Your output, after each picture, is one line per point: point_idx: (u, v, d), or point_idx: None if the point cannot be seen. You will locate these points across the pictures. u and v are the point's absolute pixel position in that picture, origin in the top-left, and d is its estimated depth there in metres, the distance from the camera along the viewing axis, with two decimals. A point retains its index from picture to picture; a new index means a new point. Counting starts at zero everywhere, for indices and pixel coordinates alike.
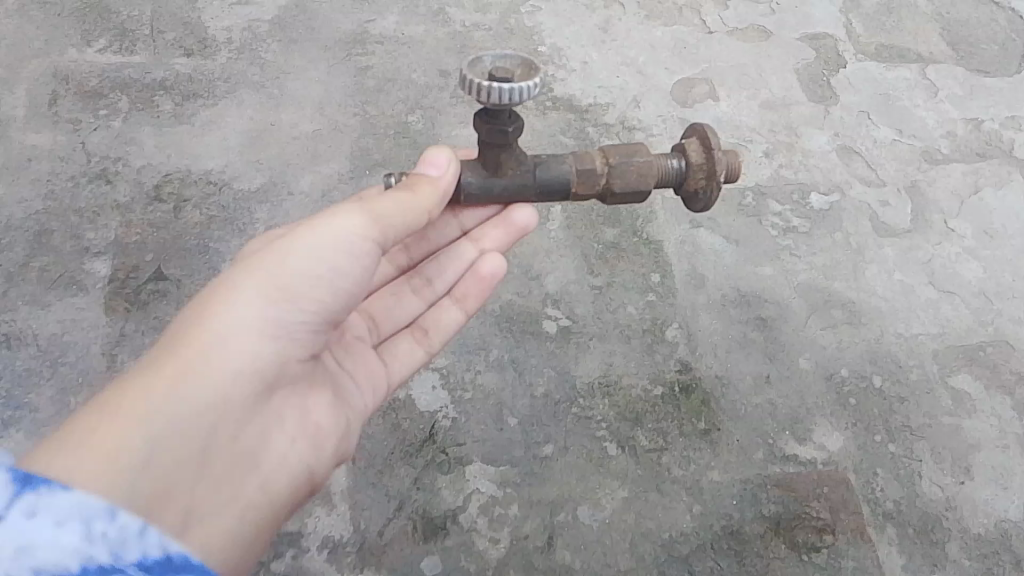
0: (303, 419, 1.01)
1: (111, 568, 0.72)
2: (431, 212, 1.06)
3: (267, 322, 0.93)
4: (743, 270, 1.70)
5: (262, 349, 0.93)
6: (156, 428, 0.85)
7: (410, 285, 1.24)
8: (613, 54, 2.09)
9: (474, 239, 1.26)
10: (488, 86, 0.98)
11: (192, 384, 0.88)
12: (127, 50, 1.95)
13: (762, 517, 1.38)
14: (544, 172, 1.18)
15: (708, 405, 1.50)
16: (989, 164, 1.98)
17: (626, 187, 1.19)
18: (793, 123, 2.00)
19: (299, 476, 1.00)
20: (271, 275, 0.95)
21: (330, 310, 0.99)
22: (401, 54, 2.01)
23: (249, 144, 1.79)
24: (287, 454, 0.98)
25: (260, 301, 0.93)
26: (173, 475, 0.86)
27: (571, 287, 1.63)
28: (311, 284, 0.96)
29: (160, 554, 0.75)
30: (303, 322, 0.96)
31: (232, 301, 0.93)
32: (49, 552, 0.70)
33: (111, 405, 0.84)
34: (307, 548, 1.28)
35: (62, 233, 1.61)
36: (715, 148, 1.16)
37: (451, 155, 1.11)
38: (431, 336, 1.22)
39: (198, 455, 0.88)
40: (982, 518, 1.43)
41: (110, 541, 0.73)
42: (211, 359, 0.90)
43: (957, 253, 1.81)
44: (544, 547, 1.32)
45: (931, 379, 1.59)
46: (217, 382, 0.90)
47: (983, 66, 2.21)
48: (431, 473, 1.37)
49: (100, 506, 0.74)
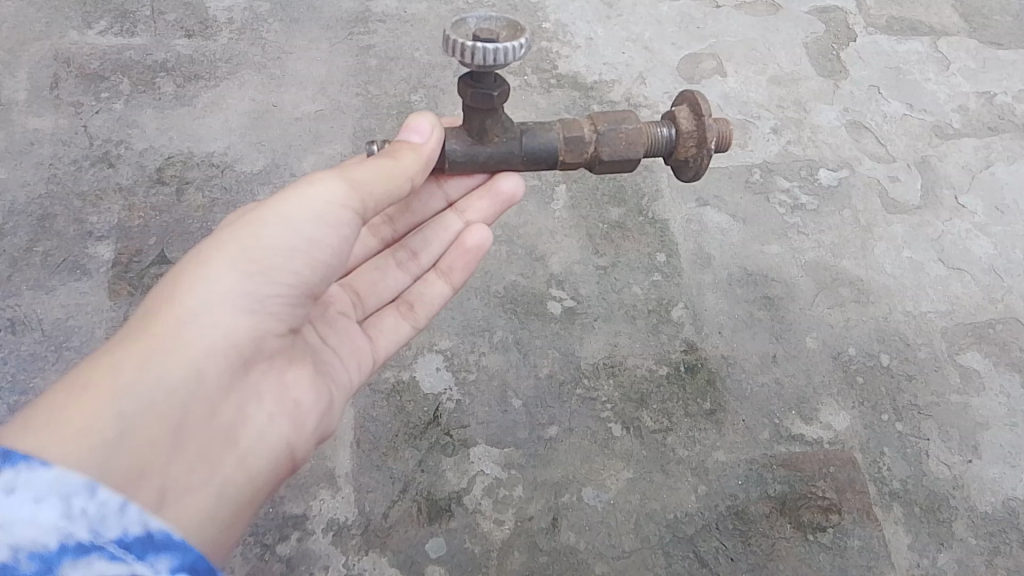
0: (283, 395, 0.98)
1: (90, 545, 0.70)
2: (413, 179, 1.03)
3: (242, 293, 0.92)
4: (749, 249, 1.69)
5: (236, 322, 0.91)
6: (128, 402, 0.83)
7: (395, 259, 1.24)
8: (619, 29, 2.06)
9: (459, 211, 1.26)
10: (472, 47, 0.96)
11: (166, 358, 0.86)
12: (128, 31, 1.93)
13: (767, 497, 1.38)
14: (531, 139, 1.14)
15: (713, 385, 1.50)
16: (1000, 139, 1.94)
17: (615, 154, 1.16)
18: (802, 99, 1.97)
19: (278, 452, 0.97)
20: (244, 247, 0.93)
21: (306, 284, 0.97)
22: (403, 33, 1.98)
23: (251, 125, 1.78)
24: (266, 431, 0.96)
25: (234, 272, 0.92)
26: (147, 450, 0.83)
27: (575, 267, 1.62)
28: (286, 255, 0.94)
29: (140, 531, 0.74)
30: (280, 294, 0.95)
31: (205, 274, 0.91)
32: (28, 528, 0.68)
33: (83, 382, 0.82)
34: (312, 530, 1.29)
35: (65, 217, 1.61)
36: (706, 115, 1.14)
37: (434, 121, 1.07)
38: (417, 310, 1.22)
39: (173, 431, 0.86)
40: (989, 496, 1.43)
41: (90, 518, 0.72)
42: (184, 333, 0.88)
43: (967, 229, 1.78)
44: (549, 527, 1.32)
45: (939, 357, 1.58)
46: (192, 355, 0.88)
47: (996, 38, 2.17)
48: (435, 455, 1.37)
49: (78, 483, 0.74)
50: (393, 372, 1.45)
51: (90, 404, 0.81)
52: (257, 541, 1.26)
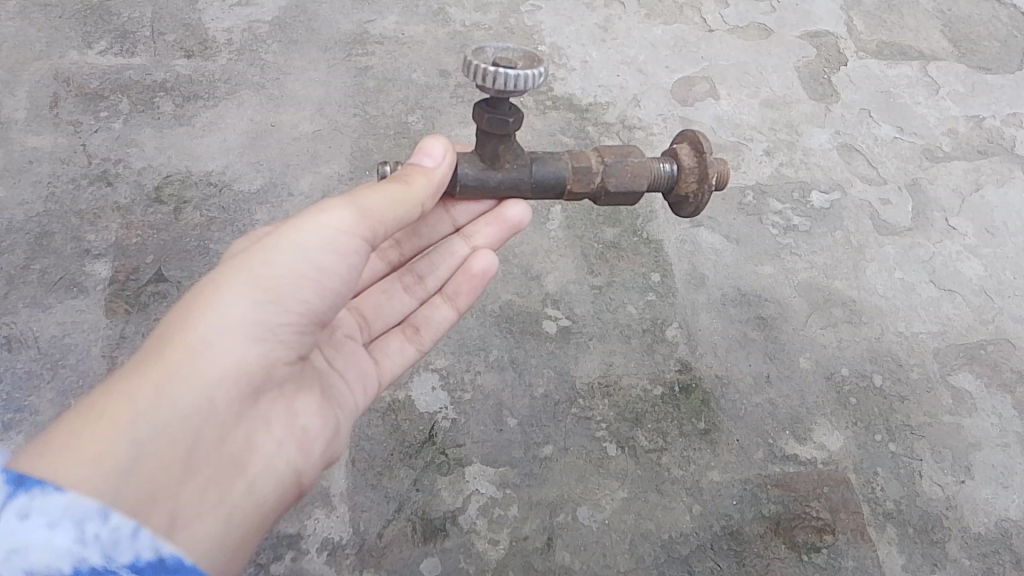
0: (291, 422, 0.99)
1: (103, 570, 0.73)
2: (423, 204, 1.05)
3: (253, 321, 0.91)
4: (743, 269, 1.70)
5: (247, 349, 0.91)
6: (140, 431, 0.82)
7: (402, 283, 1.26)
8: (613, 53, 2.09)
9: (466, 236, 1.27)
10: (494, 72, 0.98)
11: (179, 385, 0.86)
12: (128, 52, 1.95)
13: (761, 517, 1.38)
14: (542, 167, 1.16)
15: (708, 405, 1.50)
16: (990, 162, 1.97)
17: (621, 185, 1.18)
18: (794, 122, 1.99)
19: (286, 478, 0.98)
20: (256, 275, 0.92)
21: (316, 311, 0.97)
22: (401, 54, 2.01)
23: (249, 145, 1.80)
24: (274, 458, 0.96)
25: (246, 299, 0.91)
26: (158, 477, 0.83)
27: (571, 287, 1.63)
28: (298, 283, 0.94)
29: (151, 555, 0.76)
30: (291, 321, 0.94)
31: (218, 301, 0.90)
32: (42, 553, 0.71)
33: (96, 409, 0.82)
34: (306, 550, 1.28)
35: (62, 235, 1.62)
36: (708, 153, 1.17)
37: (447, 145, 1.09)
38: (422, 334, 1.23)
39: (184, 459, 0.86)
40: (982, 517, 1.43)
41: (102, 543, 0.74)
42: (197, 361, 0.87)
43: (957, 251, 1.80)
44: (543, 547, 1.32)
45: (931, 377, 1.59)
46: (203, 383, 0.87)
47: (985, 63, 2.21)
48: (430, 474, 1.38)
49: (91, 508, 0.75)
50: (389, 391, 1.45)
51: (102, 431, 0.81)
52: (251, 561, 1.26)
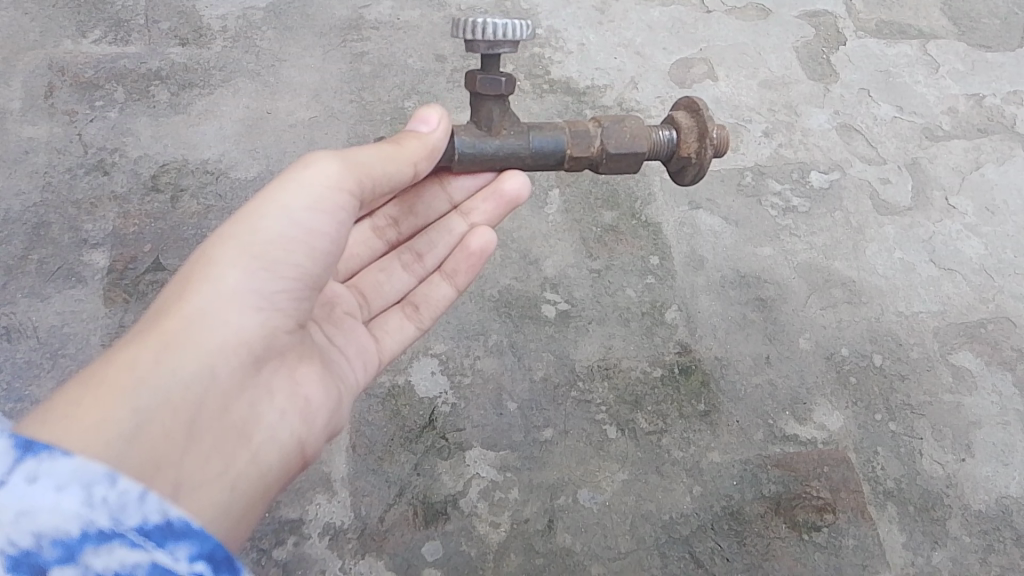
0: (292, 392, 0.99)
1: (111, 533, 0.67)
2: (416, 165, 1.05)
3: (248, 287, 0.92)
4: (742, 251, 1.70)
5: (244, 315, 0.92)
6: (142, 397, 0.81)
7: (400, 261, 1.27)
8: (611, 35, 2.07)
9: (464, 213, 1.26)
10: (482, 22, 1.02)
11: (179, 351, 0.86)
12: (122, 40, 1.94)
13: (761, 497, 1.39)
14: (539, 133, 1.15)
15: (707, 386, 1.50)
16: (990, 140, 1.96)
17: (621, 147, 1.16)
18: (793, 102, 1.98)
19: (290, 448, 0.97)
20: (247, 242, 0.94)
21: (309, 275, 0.98)
22: (396, 40, 1.99)
23: (245, 132, 1.79)
24: (277, 427, 0.95)
25: (239, 266, 0.92)
26: (165, 442, 0.81)
27: (569, 270, 1.62)
28: (291, 247, 0.95)
29: (159, 519, 0.70)
30: (285, 285, 0.95)
31: (211, 271, 0.92)
32: (49, 515, 0.65)
33: (96, 380, 0.81)
34: (308, 535, 1.29)
35: (60, 225, 1.61)
36: (704, 108, 1.17)
37: (443, 111, 1.08)
38: (421, 312, 1.24)
39: (188, 426, 0.84)
40: (982, 495, 1.44)
41: (110, 506, 0.68)
42: (195, 328, 0.88)
43: (958, 230, 1.80)
44: (544, 530, 1.33)
45: (932, 357, 1.59)
46: (202, 348, 0.87)
47: (985, 40, 2.18)
48: (431, 458, 1.38)
49: (99, 471, 0.69)
50: (389, 377, 1.45)
51: (105, 399, 0.79)
52: (253, 546, 1.27)
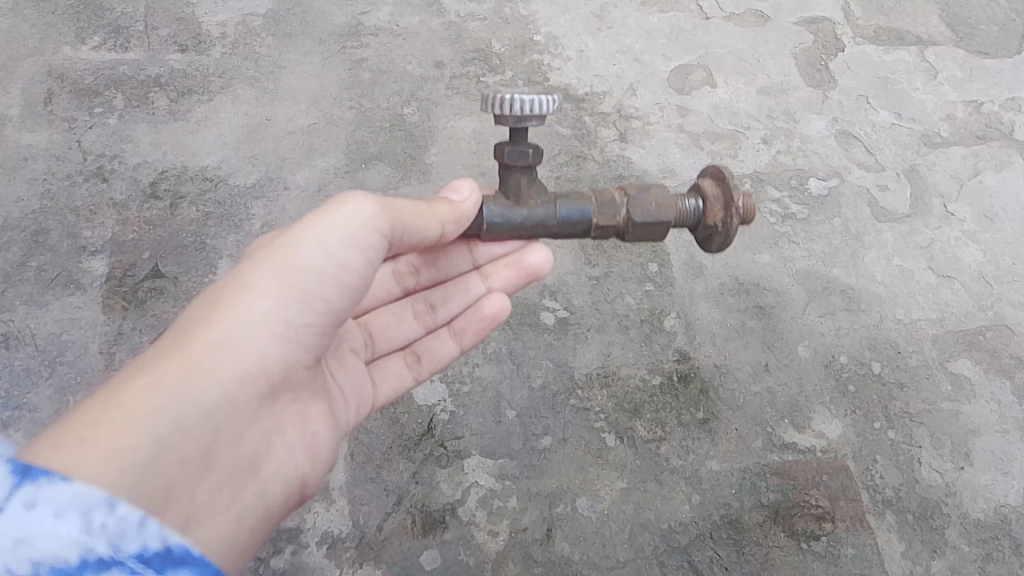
0: (299, 428, 1.01)
1: (111, 560, 0.67)
2: (443, 229, 1.06)
3: (275, 321, 0.91)
4: (741, 258, 1.70)
5: (269, 351, 0.91)
6: (162, 425, 0.81)
7: (413, 309, 1.26)
8: (610, 42, 2.07)
9: (484, 276, 1.27)
10: (509, 98, 1.03)
11: (201, 380, 0.85)
12: (121, 47, 1.94)
13: (760, 505, 1.39)
14: (565, 202, 1.15)
15: (706, 394, 1.50)
16: (988, 147, 1.97)
17: (647, 216, 1.15)
18: (792, 109, 1.98)
19: (291, 482, 1.00)
20: (281, 273, 0.92)
21: (334, 311, 0.97)
22: (396, 46, 1.99)
23: (244, 139, 1.79)
24: (282, 462, 0.98)
25: (270, 297, 0.91)
26: (179, 474, 0.83)
27: (568, 278, 1.62)
28: (323, 285, 0.94)
29: (159, 546, 0.71)
30: (310, 322, 0.95)
31: (243, 299, 0.90)
32: (48, 543, 0.65)
33: (119, 398, 0.80)
34: (306, 544, 1.29)
35: (59, 232, 1.61)
36: (731, 178, 1.15)
37: (476, 186, 1.11)
38: (423, 363, 1.25)
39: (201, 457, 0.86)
40: (981, 503, 1.44)
41: (109, 533, 0.68)
42: (219, 357, 0.87)
43: (956, 237, 1.80)
44: (543, 538, 1.33)
45: (930, 364, 1.59)
46: (223, 379, 0.87)
47: (983, 47, 2.18)
48: (429, 466, 1.38)
49: (98, 498, 0.70)
50: None
51: (128, 425, 0.79)
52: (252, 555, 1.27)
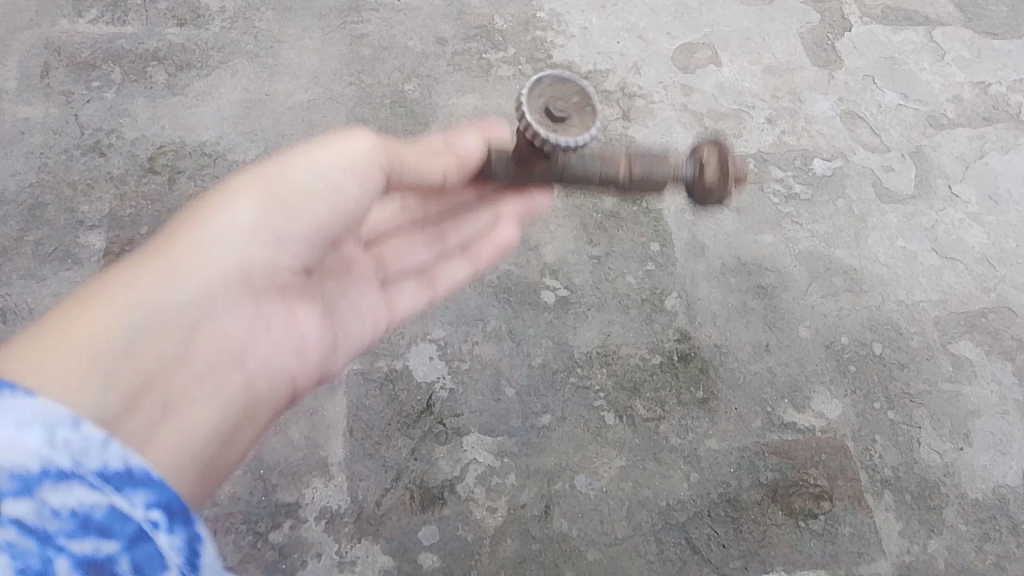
0: (285, 336, 1.01)
1: (72, 474, 0.65)
2: (445, 176, 1.05)
3: (261, 231, 0.92)
4: (743, 239, 1.68)
5: (250, 251, 0.92)
6: (140, 322, 0.83)
7: (423, 230, 1.23)
8: (614, 19, 2.04)
9: (491, 203, 1.24)
10: (556, 138, 0.98)
11: (182, 282, 0.87)
12: (119, 20, 1.89)
13: (759, 484, 1.39)
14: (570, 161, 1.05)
15: (706, 373, 1.50)
16: (994, 129, 1.95)
17: (647, 169, 1.09)
18: (797, 89, 1.96)
19: (272, 388, 1.01)
20: (271, 186, 0.92)
21: (324, 231, 0.97)
22: (397, 22, 1.96)
23: (243, 114, 1.78)
24: (264, 367, 0.99)
25: (257, 207, 0.92)
26: (165, 371, 0.86)
27: (569, 256, 1.61)
28: (309, 201, 0.94)
29: (121, 466, 0.69)
30: (297, 237, 0.95)
31: (231, 205, 0.91)
32: (10, 450, 0.62)
33: (100, 291, 0.82)
34: (305, 518, 1.30)
35: (56, 207, 1.61)
36: (725, 150, 1.11)
37: (480, 139, 1.08)
38: (437, 285, 1.23)
39: (187, 354, 0.89)
40: (980, 484, 1.44)
41: (73, 449, 0.67)
42: (201, 261, 0.88)
43: (960, 218, 1.79)
44: (541, 515, 1.33)
45: (932, 345, 1.58)
46: (203, 282, 0.88)
47: (992, 28, 2.15)
48: (428, 443, 1.38)
49: (61, 415, 0.68)
50: (387, 361, 1.44)
51: (111, 321, 0.81)
52: (250, 529, 1.28)
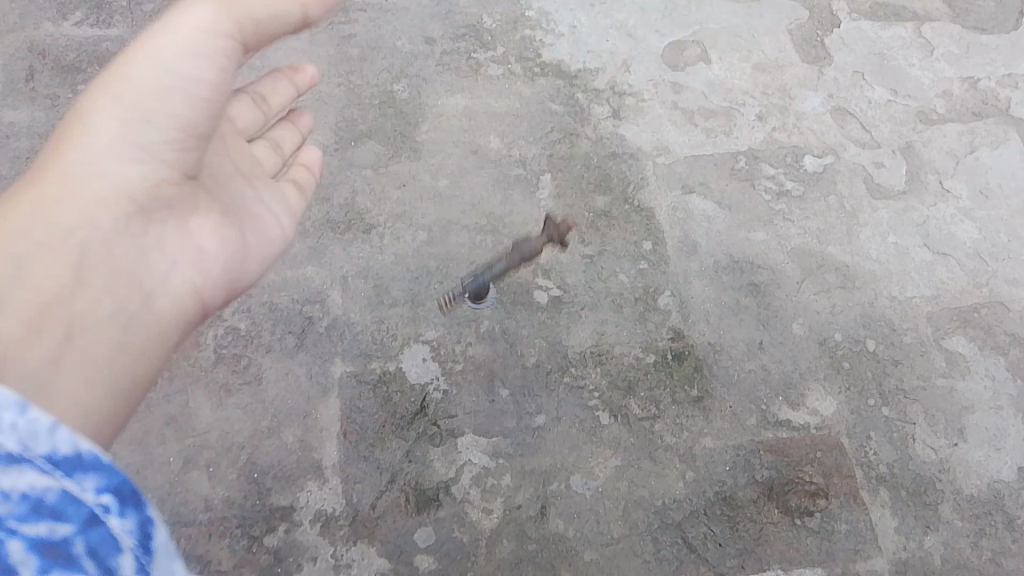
0: (187, 244, 1.09)
1: (17, 457, 0.68)
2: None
3: (122, 142, 1.03)
4: (735, 236, 1.68)
5: (122, 172, 1.04)
6: (21, 247, 0.97)
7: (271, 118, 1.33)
8: (603, 17, 2.03)
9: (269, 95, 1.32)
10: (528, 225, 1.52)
11: (57, 208, 1.01)
12: (105, 22, 1.88)
13: (754, 482, 1.39)
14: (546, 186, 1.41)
15: (700, 371, 1.50)
16: (984, 124, 1.95)
17: None
18: (786, 85, 1.96)
19: (187, 301, 1.09)
20: (121, 98, 1.03)
21: (191, 125, 1.06)
22: (384, 22, 1.94)
23: None
24: (169, 282, 1.07)
25: (112, 121, 1.03)
26: (45, 286, 0.96)
27: (561, 256, 1.61)
28: (160, 96, 1.03)
29: (70, 451, 0.70)
30: (164, 140, 1.05)
31: (85, 129, 1.04)
32: None
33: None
34: (299, 522, 1.30)
35: None
36: None
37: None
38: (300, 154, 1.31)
39: (71, 271, 0.99)
40: (975, 479, 1.44)
41: (19, 432, 0.69)
42: (73, 184, 1.03)
43: (952, 214, 1.79)
44: (537, 516, 1.33)
45: (925, 341, 1.58)
46: (80, 202, 1.02)
47: (980, 23, 2.15)
48: (423, 445, 1.37)
49: (9, 399, 0.70)
50: (380, 363, 1.44)
51: None
52: (245, 534, 1.28)
